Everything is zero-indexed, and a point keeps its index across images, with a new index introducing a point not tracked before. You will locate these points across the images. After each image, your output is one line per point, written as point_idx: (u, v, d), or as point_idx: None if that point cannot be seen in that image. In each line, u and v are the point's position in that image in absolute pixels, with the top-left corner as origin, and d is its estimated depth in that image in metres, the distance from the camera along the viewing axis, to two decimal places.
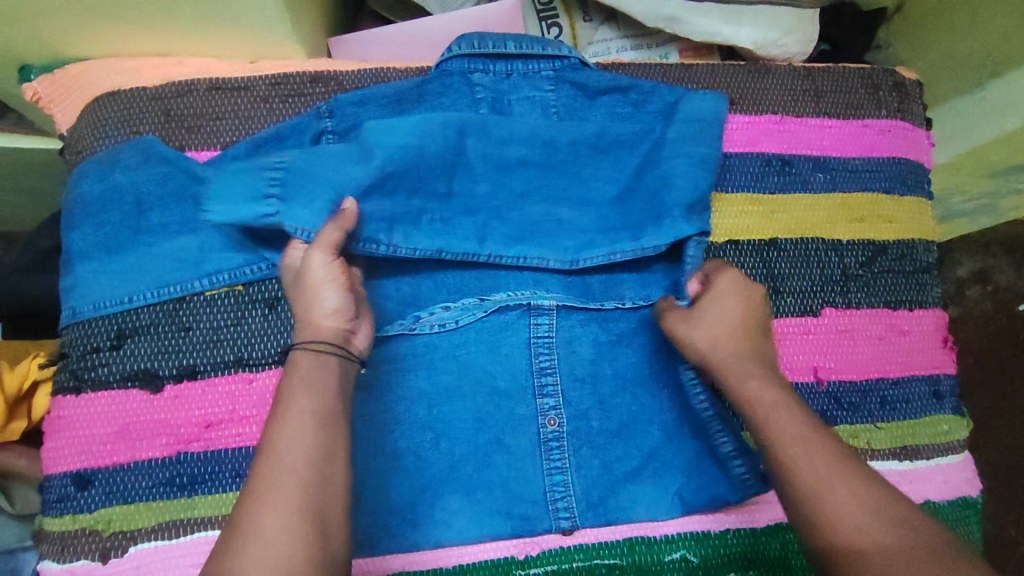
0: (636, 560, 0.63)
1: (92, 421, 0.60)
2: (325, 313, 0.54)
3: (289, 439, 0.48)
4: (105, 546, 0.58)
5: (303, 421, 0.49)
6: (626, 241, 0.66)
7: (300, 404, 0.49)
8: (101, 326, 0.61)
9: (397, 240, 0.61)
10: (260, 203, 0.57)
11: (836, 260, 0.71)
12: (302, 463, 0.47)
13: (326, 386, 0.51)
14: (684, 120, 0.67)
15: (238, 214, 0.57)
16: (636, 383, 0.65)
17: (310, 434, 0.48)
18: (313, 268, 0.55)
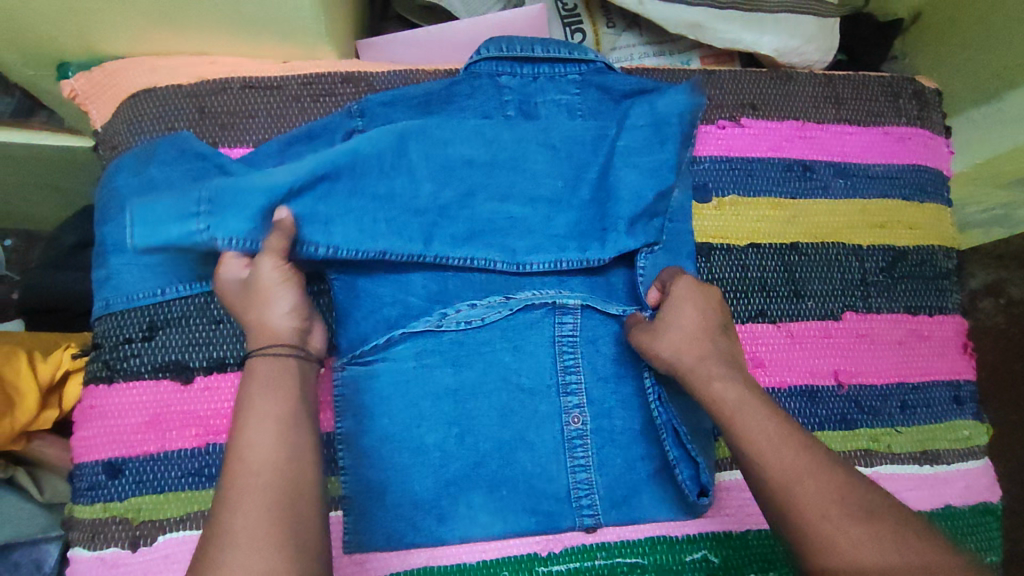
0: (657, 559, 0.63)
1: (123, 411, 0.61)
2: (278, 315, 0.55)
3: (254, 444, 0.48)
4: (135, 535, 0.59)
5: (266, 426, 0.49)
6: (573, 250, 0.66)
7: (262, 409, 0.50)
8: (133, 317, 0.62)
9: (338, 242, 0.59)
10: (189, 221, 0.53)
11: (856, 265, 0.71)
12: (270, 464, 0.48)
13: (286, 388, 0.52)
14: (637, 124, 0.67)
15: (169, 234, 0.53)
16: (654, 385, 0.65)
17: (274, 436, 0.49)
18: (263, 275, 0.55)
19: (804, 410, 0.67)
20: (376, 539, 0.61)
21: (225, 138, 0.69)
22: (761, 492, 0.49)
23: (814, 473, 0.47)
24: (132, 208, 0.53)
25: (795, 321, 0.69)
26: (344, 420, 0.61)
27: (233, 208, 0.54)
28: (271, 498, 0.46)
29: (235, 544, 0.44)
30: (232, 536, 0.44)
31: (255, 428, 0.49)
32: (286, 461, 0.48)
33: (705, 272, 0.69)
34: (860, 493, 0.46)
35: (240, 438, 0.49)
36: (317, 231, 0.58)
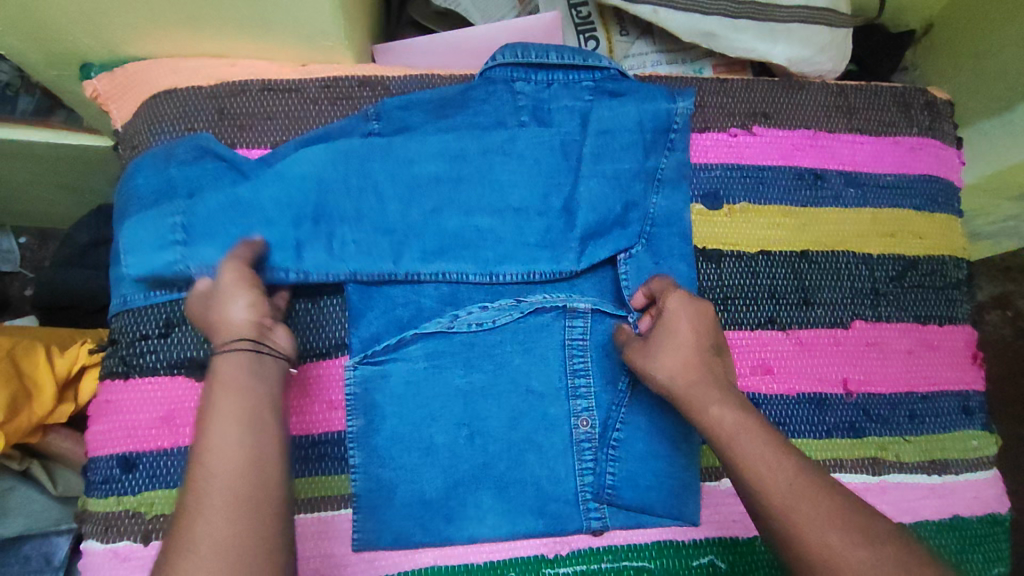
0: (663, 563, 0.63)
1: (138, 406, 0.61)
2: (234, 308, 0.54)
3: (213, 445, 0.49)
4: (147, 528, 0.59)
5: (224, 428, 0.49)
6: (544, 260, 0.66)
7: (219, 410, 0.50)
8: (151, 314, 0.63)
9: (307, 266, 0.63)
10: (168, 251, 0.61)
11: (865, 274, 0.71)
12: (229, 466, 0.48)
13: (242, 386, 0.51)
14: (613, 129, 0.68)
15: (152, 262, 0.61)
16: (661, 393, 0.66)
17: (232, 437, 0.49)
18: (222, 278, 0.56)
19: (812, 418, 0.67)
20: (383, 537, 0.61)
21: (243, 139, 0.70)
22: (760, 515, 0.49)
23: (815, 498, 0.47)
24: (127, 241, 0.62)
25: (804, 329, 0.69)
26: (356, 420, 0.62)
27: (206, 237, 0.61)
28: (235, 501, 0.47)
29: (202, 548, 0.45)
30: (195, 538, 0.45)
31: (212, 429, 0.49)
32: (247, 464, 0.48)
33: (715, 279, 0.69)
34: (860, 518, 0.47)
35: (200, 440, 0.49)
36: (283, 258, 0.62)
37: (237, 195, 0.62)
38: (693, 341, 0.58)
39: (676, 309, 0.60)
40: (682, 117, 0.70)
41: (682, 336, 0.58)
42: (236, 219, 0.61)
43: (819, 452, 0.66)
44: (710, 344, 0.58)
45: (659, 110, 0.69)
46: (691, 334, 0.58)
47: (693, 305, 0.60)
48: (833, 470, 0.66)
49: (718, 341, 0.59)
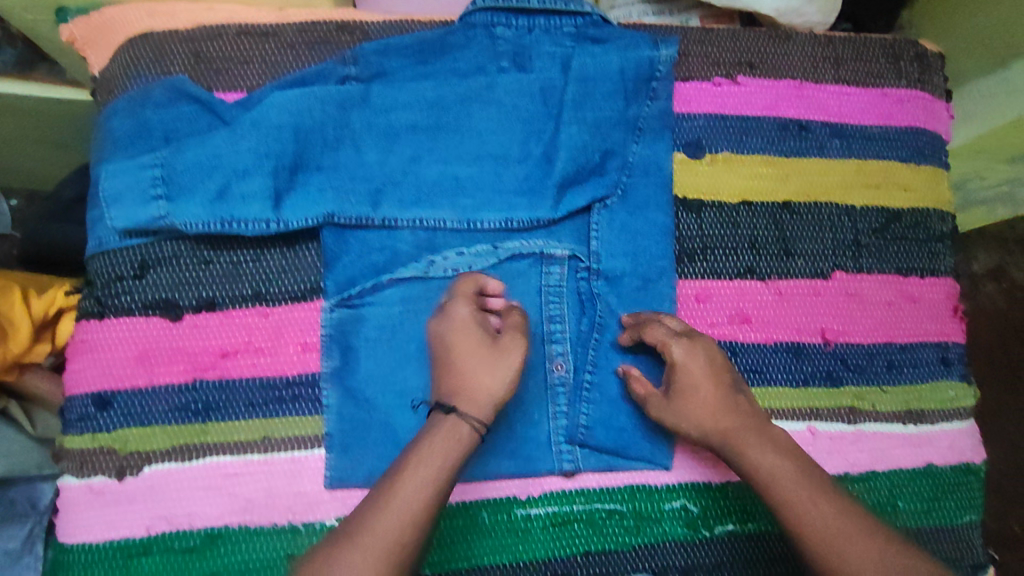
0: (635, 507, 0.63)
1: (113, 345, 0.62)
2: (485, 379, 0.58)
3: (398, 499, 0.52)
4: (121, 464, 0.60)
5: (413, 488, 0.52)
6: (522, 207, 0.65)
7: (412, 468, 0.53)
8: (126, 256, 0.63)
9: (286, 214, 0.61)
10: (150, 204, 0.60)
11: (848, 225, 0.70)
12: (393, 525, 0.50)
13: (451, 457, 0.54)
14: (595, 76, 0.67)
15: (137, 216, 0.60)
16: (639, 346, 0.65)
17: (416, 497, 0.52)
18: (509, 342, 0.59)
19: (788, 367, 0.67)
20: (356, 475, 0.61)
21: (219, 83, 0.69)
22: None
23: None
24: (106, 191, 0.60)
25: (783, 280, 0.68)
26: (332, 360, 0.62)
27: (186, 192, 0.60)
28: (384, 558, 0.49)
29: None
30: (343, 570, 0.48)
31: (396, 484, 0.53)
32: (408, 527, 0.51)
33: (695, 227, 0.68)
34: None
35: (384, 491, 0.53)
36: (261, 209, 0.61)
37: (212, 146, 0.60)
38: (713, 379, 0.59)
39: (692, 352, 0.59)
40: (665, 64, 0.68)
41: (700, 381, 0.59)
42: (212, 169, 0.60)
43: (792, 401, 0.66)
44: (729, 381, 0.59)
45: (642, 58, 0.67)
46: (709, 374, 0.59)
47: (704, 352, 0.60)
48: (778, 419, 0.66)
49: (734, 375, 0.60)
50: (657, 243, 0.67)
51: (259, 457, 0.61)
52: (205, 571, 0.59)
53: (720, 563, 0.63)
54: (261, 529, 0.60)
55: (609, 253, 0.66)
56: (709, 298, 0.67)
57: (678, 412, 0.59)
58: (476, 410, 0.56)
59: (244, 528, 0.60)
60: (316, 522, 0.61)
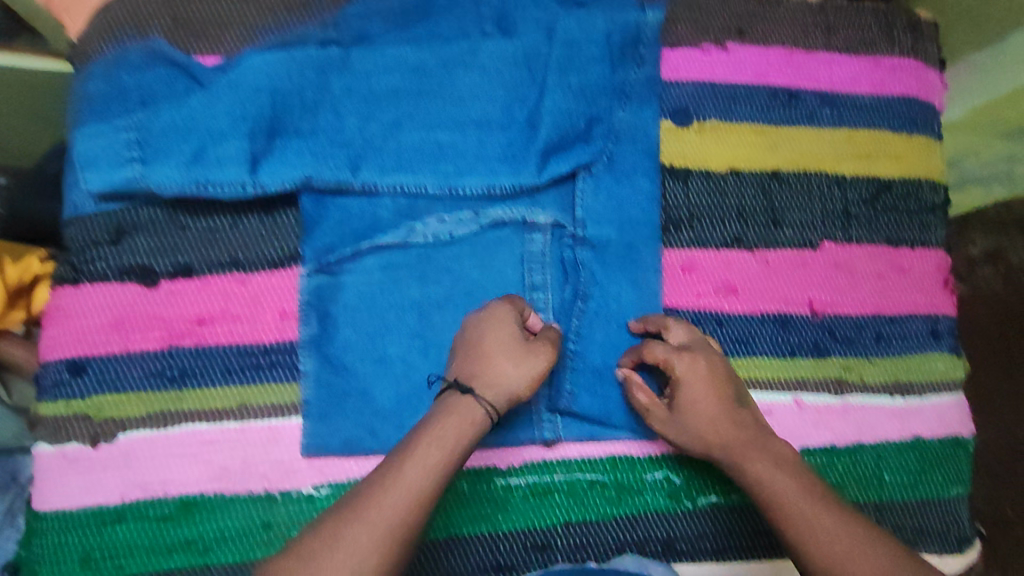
0: (617, 477, 0.63)
1: (87, 311, 0.61)
2: (507, 367, 0.55)
3: (404, 479, 0.49)
4: (96, 431, 0.60)
5: (421, 469, 0.49)
6: (505, 173, 0.63)
7: (422, 446, 0.50)
8: (102, 220, 0.62)
9: (263, 179, 0.60)
10: (124, 167, 0.58)
11: (838, 194, 0.69)
12: (398, 506, 0.47)
13: (463, 440, 0.51)
14: (582, 41, 0.65)
15: (111, 179, 0.58)
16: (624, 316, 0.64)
17: (422, 479, 0.49)
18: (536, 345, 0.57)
19: (775, 338, 0.66)
20: (334, 442, 0.60)
21: (196, 47, 0.66)
22: None
23: None
24: (81, 153, 0.59)
25: (772, 250, 0.67)
26: (310, 327, 0.61)
27: (162, 154, 0.58)
28: (384, 540, 0.46)
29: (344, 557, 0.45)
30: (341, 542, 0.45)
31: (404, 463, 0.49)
32: (413, 510, 0.48)
33: (682, 196, 0.67)
34: None
35: (389, 467, 0.49)
36: (237, 172, 0.59)
37: (188, 108, 0.59)
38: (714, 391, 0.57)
39: (694, 367, 0.58)
40: (652, 30, 0.67)
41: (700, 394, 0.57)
42: (189, 131, 0.59)
43: (778, 372, 0.65)
44: (733, 396, 0.58)
45: (628, 21, 0.66)
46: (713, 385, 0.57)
47: (706, 367, 0.58)
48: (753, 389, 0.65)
49: (737, 388, 0.59)
50: (643, 211, 0.66)
51: (237, 424, 0.60)
52: (180, 538, 0.59)
53: (702, 534, 0.63)
54: (237, 497, 0.59)
55: (594, 222, 0.65)
56: (695, 268, 0.66)
57: (685, 433, 0.58)
58: (494, 397, 0.54)
59: (219, 496, 0.59)
60: (293, 491, 0.60)
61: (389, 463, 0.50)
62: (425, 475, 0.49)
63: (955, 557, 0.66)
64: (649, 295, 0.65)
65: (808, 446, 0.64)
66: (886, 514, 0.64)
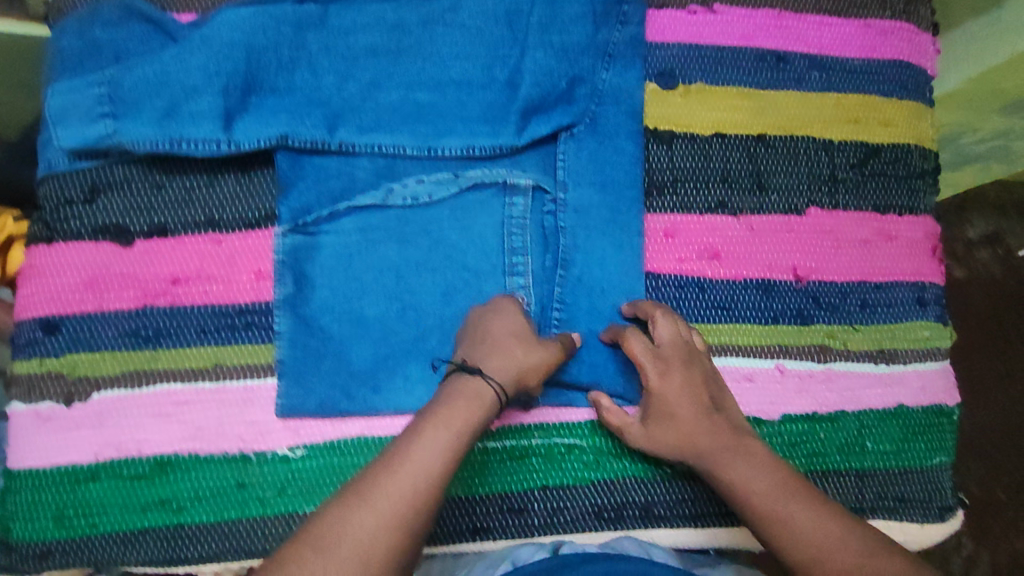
0: (596, 442, 0.62)
1: (61, 270, 0.60)
2: (517, 354, 0.55)
3: (413, 461, 0.47)
4: (70, 390, 0.59)
5: (431, 451, 0.48)
6: (486, 134, 0.62)
7: (430, 428, 0.49)
8: (75, 179, 0.61)
9: (238, 136, 0.59)
10: (97, 123, 0.57)
11: (826, 160, 0.67)
12: (408, 488, 0.45)
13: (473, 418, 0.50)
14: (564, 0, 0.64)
15: (83, 135, 0.57)
16: (606, 283, 0.63)
17: (432, 461, 0.47)
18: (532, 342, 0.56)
19: (757, 304, 0.65)
20: (309, 403, 0.60)
21: (173, 3, 0.65)
22: None
23: None
24: (52, 108, 0.58)
25: (756, 215, 0.66)
26: (285, 287, 0.61)
27: (135, 109, 0.57)
28: (394, 524, 0.44)
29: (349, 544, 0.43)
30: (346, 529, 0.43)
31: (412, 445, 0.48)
32: (425, 493, 0.46)
33: (665, 160, 0.66)
34: None
35: (398, 450, 0.48)
36: (211, 129, 0.58)
37: (161, 63, 0.58)
38: (693, 399, 0.57)
39: (668, 376, 0.57)
40: None
41: (678, 403, 0.57)
42: (161, 86, 0.58)
43: (760, 338, 0.65)
44: (708, 404, 0.57)
45: None
46: (692, 396, 0.57)
47: (681, 377, 0.57)
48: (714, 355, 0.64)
49: (714, 394, 0.58)
50: (626, 174, 0.64)
51: (212, 384, 0.60)
52: (154, 497, 0.58)
53: (680, 499, 0.62)
54: (212, 457, 0.59)
55: (576, 184, 0.64)
56: (678, 233, 0.65)
57: (654, 439, 0.58)
58: (503, 379, 0.53)
59: (194, 456, 0.59)
60: (268, 452, 0.60)
61: (396, 445, 0.48)
62: (435, 457, 0.47)
63: (938, 526, 0.65)
64: (632, 259, 0.64)
65: (787, 412, 0.63)
66: (868, 481, 0.64)
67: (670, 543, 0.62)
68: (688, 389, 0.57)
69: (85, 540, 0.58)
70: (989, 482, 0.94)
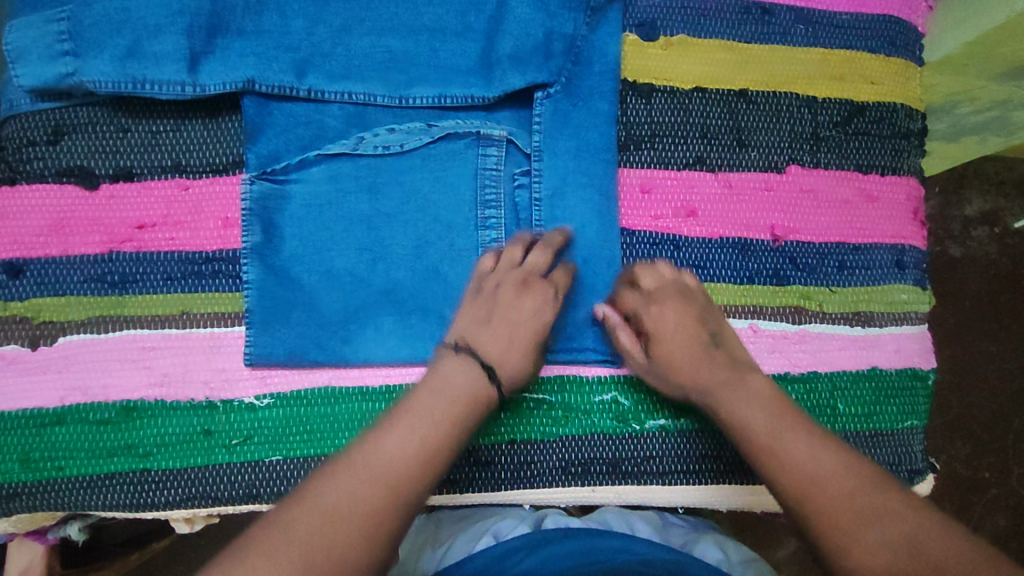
0: (565, 399, 0.62)
1: (25, 213, 0.59)
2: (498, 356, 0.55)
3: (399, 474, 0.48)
4: (35, 334, 0.59)
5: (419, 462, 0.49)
6: (458, 84, 0.61)
7: (441, 414, 0.51)
8: (39, 119, 0.60)
9: (203, 79, 0.58)
10: (57, 61, 0.56)
11: (808, 117, 0.66)
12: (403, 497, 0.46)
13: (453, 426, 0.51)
14: None
15: (44, 73, 0.56)
16: (583, 244, 0.61)
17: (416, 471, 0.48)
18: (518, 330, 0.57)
19: (733, 263, 0.64)
20: (276, 353, 0.59)
21: None
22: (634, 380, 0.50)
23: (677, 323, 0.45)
24: (13, 46, 0.57)
25: (733, 171, 0.65)
26: (253, 235, 0.59)
27: (96, 48, 0.56)
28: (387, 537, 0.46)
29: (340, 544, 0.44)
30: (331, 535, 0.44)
31: (425, 432, 0.50)
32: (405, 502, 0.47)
33: (644, 114, 0.64)
34: None
35: (410, 433, 0.49)
36: (174, 71, 0.57)
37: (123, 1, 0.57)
38: (693, 339, 0.57)
39: (662, 318, 0.58)
40: None
41: (679, 342, 0.57)
42: (124, 25, 0.56)
43: (734, 297, 0.64)
44: (706, 338, 0.58)
45: None
46: (688, 336, 0.58)
47: (673, 316, 0.58)
48: None
49: (711, 326, 0.58)
50: (605, 127, 0.62)
51: (179, 331, 0.60)
52: (120, 442, 0.58)
53: (649, 457, 0.62)
54: (177, 405, 0.59)
55: (553, 147, 0.61)
56: (653, 189, 0.64)
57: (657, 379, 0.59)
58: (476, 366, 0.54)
59: (159, 403, 0.59)
60: (234, 400, 0.59)
61: (406, 425, 0.50)
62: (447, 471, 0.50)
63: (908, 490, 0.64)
64: (609, 217, 0.62)
65: (765, 372, 0.62)
66: None
67: (638, 499, 0.62)
68: (688, 327, 0.58)
69: (50, 482, 0.58)
70: (975, 460, 0.94)
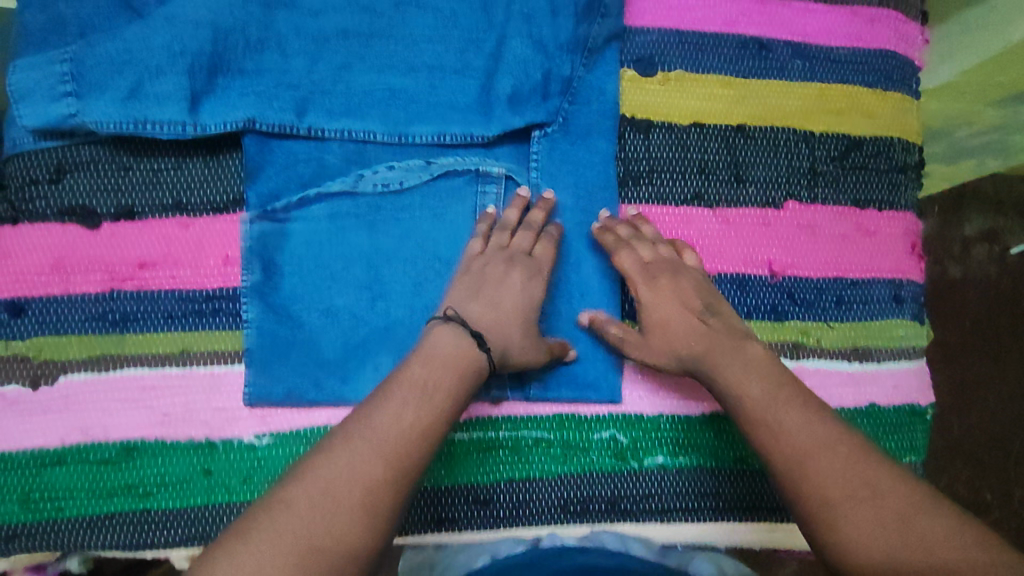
0: (564, 436, 0.62)
1: (27, 252, 0.60)
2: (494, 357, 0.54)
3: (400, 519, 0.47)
4: (36, 373, 0.59)
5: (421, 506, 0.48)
6: (457, 123, 0.61)
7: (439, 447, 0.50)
8: (42, 158, 0.60)
9: (204, 119, 0.58)
10: (60, 102, 0.57)
11: (806, 152, 0.66)
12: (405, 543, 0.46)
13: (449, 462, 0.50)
14: None
15: (46, 114, 0.57)
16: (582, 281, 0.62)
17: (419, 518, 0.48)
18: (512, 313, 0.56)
19: (732, 298, 0.64)
20: (275, 392, 0.59)
21: None
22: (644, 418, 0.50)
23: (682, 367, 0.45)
24: (16, 87, 0.57)
25: (732, 206, 0.65)
26: (253, 274, 0.60)
27: (99, 89, 0.57)
28: None
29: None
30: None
31: (417, 412, 0.49)
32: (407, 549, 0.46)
33: (642, 149, 0.65)
34: None
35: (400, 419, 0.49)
36: (176, 110, 0.57)
37: (125, 42, 0.57)
38: (688, 318, 0.56)
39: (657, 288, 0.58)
40: None
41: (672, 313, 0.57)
42: (126, 66, 0.57)
43: None
44: (700, 305, 0.57)
45: None
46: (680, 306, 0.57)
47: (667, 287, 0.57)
48: None
49: (706, 299, 0.57)
50: (603, 163, 0.63)
51: (179, 370, 0.60)
52: (120, 482, 0.58)
53: (647, 494, 0.62)
54: (177, 444, 0.59)
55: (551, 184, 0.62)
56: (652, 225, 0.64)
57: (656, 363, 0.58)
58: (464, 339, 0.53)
59: (159, 442, 0.59)
60: (234, 439, 0.60)
61: (402, 397, 0.49)
62: None
63: None
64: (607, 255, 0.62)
65: None
66: None
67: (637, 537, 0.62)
68: (683, 300, 0.57)
69: (51, 522, 0.58)
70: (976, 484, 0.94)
